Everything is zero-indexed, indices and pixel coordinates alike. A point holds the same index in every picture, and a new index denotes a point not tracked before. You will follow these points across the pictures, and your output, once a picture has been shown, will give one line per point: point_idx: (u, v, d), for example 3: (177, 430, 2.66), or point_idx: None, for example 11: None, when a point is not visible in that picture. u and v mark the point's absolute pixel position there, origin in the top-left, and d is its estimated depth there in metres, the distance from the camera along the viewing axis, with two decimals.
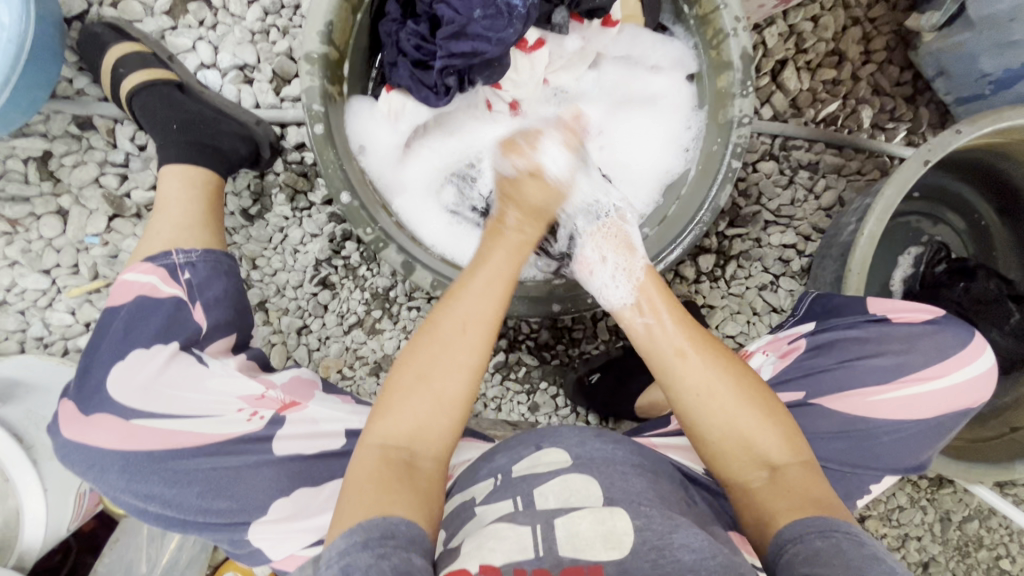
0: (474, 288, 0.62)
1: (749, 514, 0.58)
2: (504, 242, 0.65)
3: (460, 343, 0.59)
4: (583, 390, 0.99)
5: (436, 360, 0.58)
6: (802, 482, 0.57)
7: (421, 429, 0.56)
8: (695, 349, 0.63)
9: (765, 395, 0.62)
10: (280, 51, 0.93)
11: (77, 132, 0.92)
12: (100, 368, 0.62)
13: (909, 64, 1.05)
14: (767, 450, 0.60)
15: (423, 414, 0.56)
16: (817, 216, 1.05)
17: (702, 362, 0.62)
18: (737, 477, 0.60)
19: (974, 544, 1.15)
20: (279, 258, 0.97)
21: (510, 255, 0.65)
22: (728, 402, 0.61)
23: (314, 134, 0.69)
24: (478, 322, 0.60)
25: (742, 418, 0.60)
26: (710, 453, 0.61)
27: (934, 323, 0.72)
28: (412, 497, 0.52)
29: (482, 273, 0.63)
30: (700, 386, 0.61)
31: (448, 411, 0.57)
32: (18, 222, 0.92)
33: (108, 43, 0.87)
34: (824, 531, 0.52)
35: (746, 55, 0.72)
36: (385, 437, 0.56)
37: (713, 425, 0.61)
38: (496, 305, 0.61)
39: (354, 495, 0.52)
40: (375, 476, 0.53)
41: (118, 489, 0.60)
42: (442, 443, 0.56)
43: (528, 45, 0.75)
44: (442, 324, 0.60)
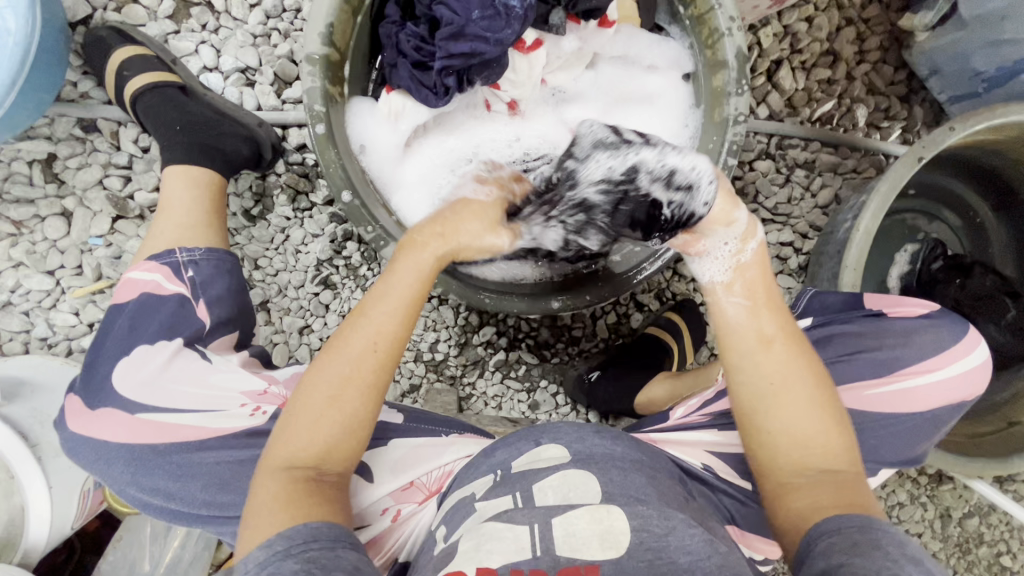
0: (379, 304, 0.58)
1: (788, 509, 0.57)
2: (413, 255, 0.60)
3: (367, 363, 0.56)
4: (583, 387, 1.00)
5: (345, 383, 0.56)
6: (847, 489, 0.57)
7: (330, 446, 0.55)
8: (783, 340, 0.61)
9: (830, 395, 0.60)
10: (281, 54, 0.94)
11: (81, 134, 0.93)
12: (105, 363, 0.63)
13: (903, 63, 1.06)
14: (820, 453, 0.58)
15: (332, 434, 0.55)
16: (815, 214, 1.06)
17: (786, 355, 0.60)
18: (776, 471, 0.59)
19: (975, 540, 1.16)
20: (281, 258, 0.98)
21: (421, 270, 0.60)
22: (798, 397, 0.59)
23: (316, 134, 0.70)
24: (386, 342, 0.57)
25: (812, 416, 0.59)
26: (758, 443, 0.60)
27: (927, 317, 0.73)
28: (330, 511, 0.53)
29: (386, 290, 0.58)
30: (774, 378, 0.59)
31: (357, 433, 0.57)
32: (23, 223, 0.93)
33: (113, 47, 0.88)
34: (862, 526, 0.51)
35: (741, 54, 0.73)
36: (292, 458, 0.54)
37: (773, 417, 0.59)
38: (405, 323, 0.58)
39: (262, 513, 0.52)
40: (285, 498, 0.52)
41: (123, 482, 0.61)
42: (348, 455, 0.56)
43: (525, 46, 0.76)
44: (351, 343, 0.57)
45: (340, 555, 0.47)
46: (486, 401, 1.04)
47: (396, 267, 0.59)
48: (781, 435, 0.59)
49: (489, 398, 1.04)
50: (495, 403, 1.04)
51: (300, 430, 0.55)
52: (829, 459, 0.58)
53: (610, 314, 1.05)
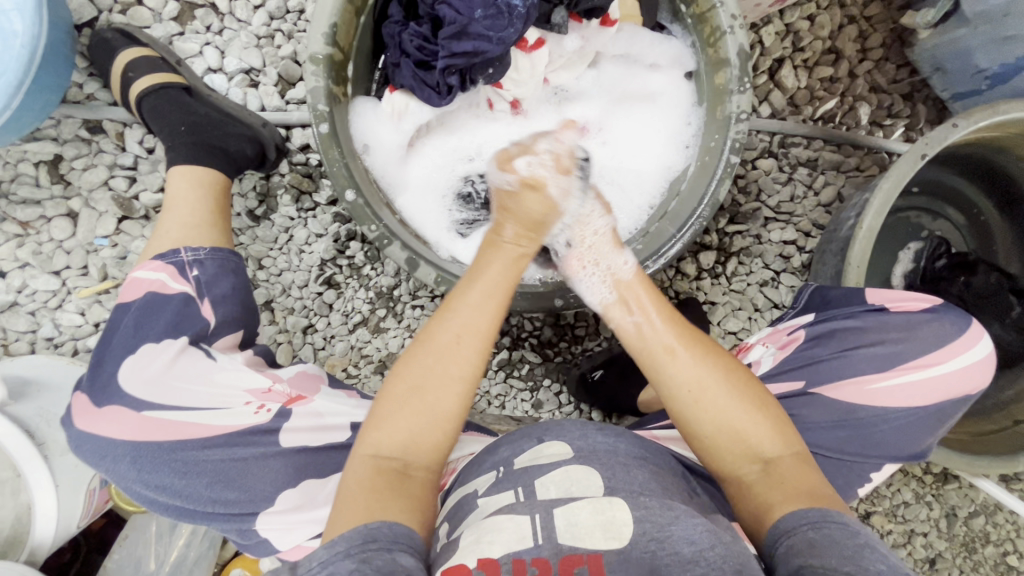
0: (470, 298, 0.60)
1: (747, 506, 0.57)
2: (502, 253, 0.64)
3: (454, 353, 0.58)
4: (587, 387, 1.00)
5: (430, 370, 0.58)
6: (797, 476, 0.57)
7: (415, 439, 0.56)
8: (684, 346, 0.63)
9: (752, 385, 0.61)
10: (285, 54, 0.95)
11: (87, 135, 0.93)
12: (111, 362, 0.64)
13: (905, 61, 1.06)
14: (760, 443, 0.59)
15: (417, 427, 0.56)
16: (817, 212, 1.06)
17: (691, 358, 0.62)
18: (732, 470, 0.59)
19: (981, 540, 1.15)
20: (285, 258, 0.99)
21: (510, 265, 0.64)
22: (717, 394, 0.60)
23: (319, 134, 0.70)
24: (473, 334, 0.59)
25: (732, 411, 0.59)
26: (707, 445, 0.60)
27: (930, 311, 0.73)
28: (405, 505, 0.52)
29: (481, 282, 0.62)
30: (689, 381, 0.61)
31: (448, 423, 0.57)
32: (30, 224, 0.94)
33: (118, 48, 0.89)
34: (818, 522, 0.51)
35: (744, 52, 0.73)
36: (380, 447, 0.56)
37: (705, 417, 0.60)
38: (493, 313, 0.60)
39: (347, 504, 0.52)
40: (371, 488, 0.53)
41: (128, 479, 0.61)
42: (433, 453, 0.57)
43: (528, 45, 0.77)
44: (437, 335, 0.59)
45: (346, 553, 0.46)
46: (489, 400, 1.04)
47: (488, 265, 0.63)
48: (717, 435, 0.59)
49: (493, 398, 1.04)
50: (498, 402, 1.04)
51: (394, 422, 0.56)
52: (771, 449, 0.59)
53: None
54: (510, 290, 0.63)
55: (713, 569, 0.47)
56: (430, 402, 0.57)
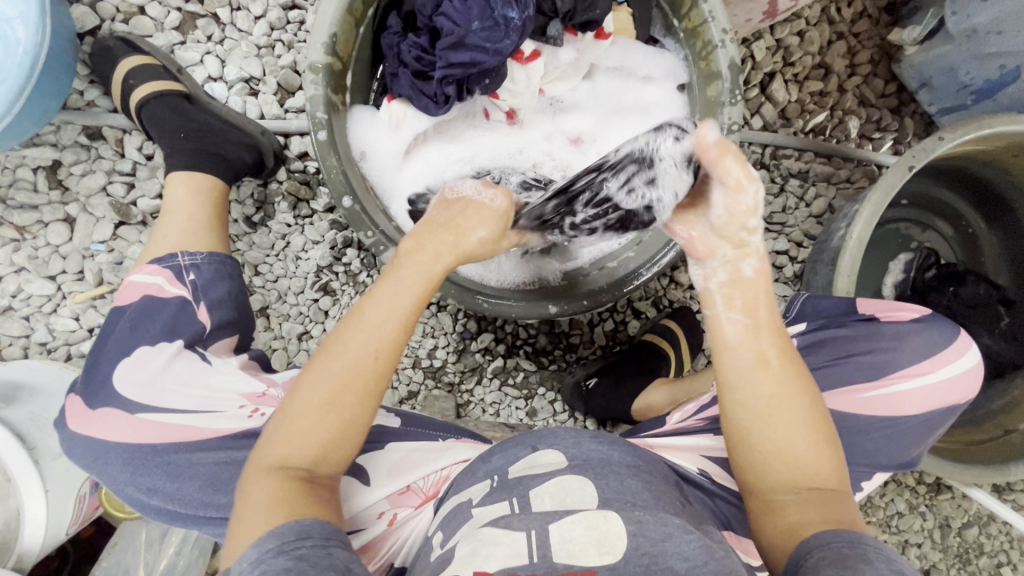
0: (373, 308, 0.57)
1: (773, 528, 0.56)
2: (404, 262, 0.60)
3: (364, 366, 0.55)
4: (581, 394, 1.00)
5: (343, 382, 0.55)
6: (833, 502, 0.55)
7: (321, 450, 0.54)
8: (778, 360, 0.57)
9: (820, 413, 0.57)
10: (285, 64, 0.96)
11: (87, 142, 0.94)
12: (106, 363, 0.64)
13: (893, 76, 1.09)
14: (810, 472, 0.56)
15: (326, 440, 0.54)
16: (808, 223, 1.08)
17: (782, 373, 0.57)
18: (769, 490, 0.57)
19: (975, 551, 1.15)
20: (282, 265, 0.99)
21: (414, 276, 0.59)
22: (786, 415, 0.56)
23: (317, 141, 0.71)
24: (385, 347, 0.56)
25: (795, 438, 0.56)
26: (746, 462, 0.58)
27: (920, 321, 0.74)
28: (319, 509, 0.52)
29: (388, 294, 0.58)
30: (761, 400, 0.57)
31: (350, 435, 0.55)
32: (26, 229, 0.94)
33: (121, 57, 0.90)
34: (851, 541, 0.50)
35: (734, 65, 0.75)
36: (285, 460, 0.53)
37: (762, 434, 0.57)
38: (400, 325, 0.57)
39: (253, 514, 0.51)
40: (280, 497, 0.51)
41: (121, 482, 0.61)
42: (340, 461, 0.55)
43: (524, 57, 0.78)
44: (347, 344, 0.56)
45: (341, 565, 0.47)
46: (484, 408, 1.04)
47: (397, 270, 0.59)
48: (771, 456, 0.57)
49: (487, 405, 1.04)
50: (493, 409, 1.05)
51: (299, 432, 0.54)
52: (819, 478, 0.56)
53: (606, 322, 1.05)
54: (417, 303, 0.59)
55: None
56: (338, 416, 0.54)
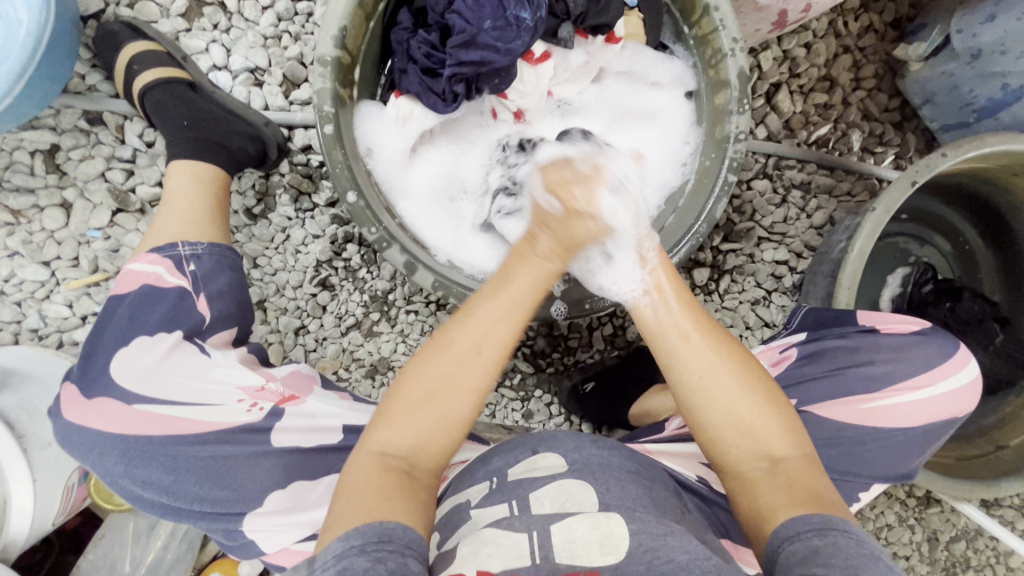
0: (489, 308, 0.60)
1: (746, 503, 0.58)
2: (528, 264, 0.63)
3: (472, 364, 0.58)
4: (577, 398, 1.02)
5: (448, 377, 0.58)
6: (800, 473, 0.58)
7: (421, 443, 0.57)
8: (698, 332, 0.63)
9: (766, 382, 0.61)
10: (291, 56, 0.95)
11: (86, 127, 0.93)
12: (104, 352, 0.63)
13: (897, 91, 1.09)
14: (768, 443, 0.59)
15: (424, 432, 0.57)
16: (809, 234, 1.08)
17: (704, 346, 0.62)
18: (736, 467, 0.59)
19: (962, 565, 1.16)
20: (280, 258, 0.98)
21: (534, 279, 0.62)
22: (731, 387, 0.60)
23: (324, 134, 0.71)
24: (494, 344, 0.59)
25: (743, 411, 0.60)
26: (713, 443, 0.61)
27: (921, 334, 0.75)
28: (407, 508, 0.51)
29: (503, 295, 0.61)
30: (702, 370, 0.61)
31: (455, 428, 0.58)
32: (21, 213, 0.93)
33: (125, 41, 0.89)
34: (820, 529, 0.51)
35: (744, 74, 0.75)
36: (383, 447, 0.56)
37: (715, 407, 0.60)
38: (514, 327, 0.61)
39: (348, 500, 0.52)
40: (374, 481, 0.53)
41: (115, 473, 0.60)
42: (440, 455, 0.58)
43: (534, 58, 0.78)
44: (455, 340, 0.59)
45: (361, 549, 0.46)
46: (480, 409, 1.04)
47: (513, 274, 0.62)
48: (735, 435, 0.60)
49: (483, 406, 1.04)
50: (489, 409, 1.04)
51: (403, 423, 0.57)
52: (784, 451, 0.59)
53: (605, 326, 1.05)
54: (533, 306, 0.62)
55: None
56: (442, 411, 0.57)
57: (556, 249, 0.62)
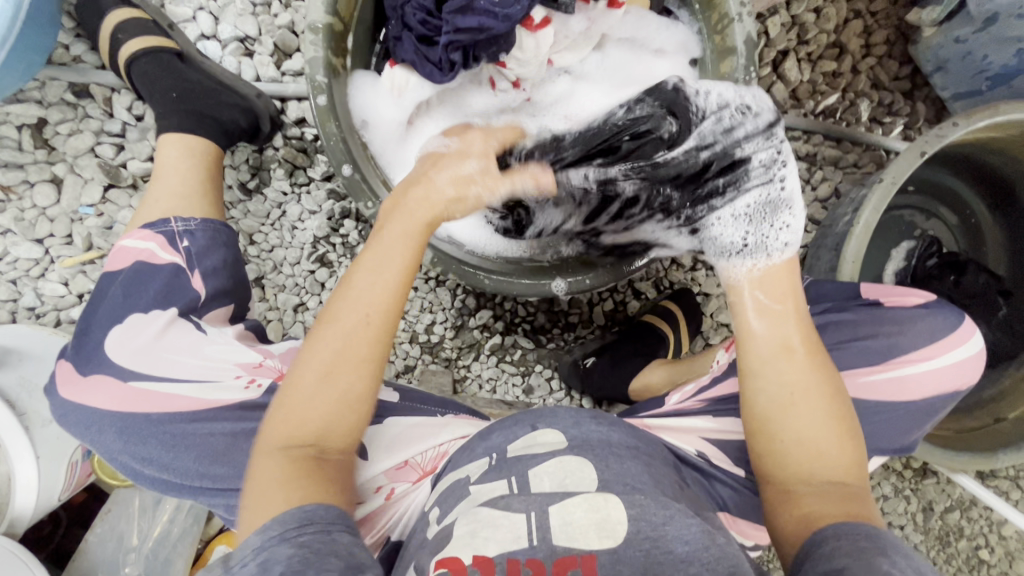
0: (363, 279, 0.56)
1: (792, 517, 0.57)
2: (397, 222, 0.59)
3: (357, 335, 0.55)
4: (579, 372, 1.00)
5: (339, 355, 0.55)
6: (850, 500, 0.57)
7: (329, 425, 0.54)
8: (804, 350, 0.62)
9: (842, 408, 0.60)
10: (282, 24, 0.92)
11: (73, 99, 0.90)
12: (99, 329, 0.62)
13: (908, 58, 1.06)
14: (825, 465, 0.58)
15: (325, 412, 0.54)
16: (814, 207, 1.06)
17: (805, 363, 0.61)
18: (794, 481, 0.59)
19: (955, 534, 1.18)
20: (277, 234, 0.97)
21: (405, 240, 0.59)
22: (811, 408, 0.59)
23: (317, 106, 0.69)
24: (376, 314, 0.56)
25: (815, 427, 0.59)
26: (765, 457, 0.60)
27: (925, 307, 0.74)
28: (332, 490, 0.52)
29: (377, 261, 0.57)
30: (785, 387, 0.60)
31: (353, 406, 0.55)
32: (11, 188, 0.91)
33: (107, 8, 0.85)
34: (867, 536, 0.51)
35: (750, 40, 0.73)
36: (289, 436, 0.53)
37: (788, 423, 0.60)
38: (393, 294, 0.57)
39: (259, 494, 0.51)
40: (284, 479, 0.51)
41: (114, 450, 0.60)
42: (350, 435, 0.56)
43: (533, 24, 0.73)
44: (345, 315, 0.55)
45: (281, 537, 0.47)
46: (481, 384, 1.04)
47: (376, 237, 0.59)
48: (793, 448, 0.59)
49: (484, 381, 1.04)
50: (490, 385, 1.04)
51: (302, 408, 0.54)
52: (838, 477, 0.58)
53: (606, 301, 1.05)
54: (408, 268, 0.58)
55: (708, 570, 0.47)
56: (340, 388, 0.54)
57: (433, 208, 0.61)
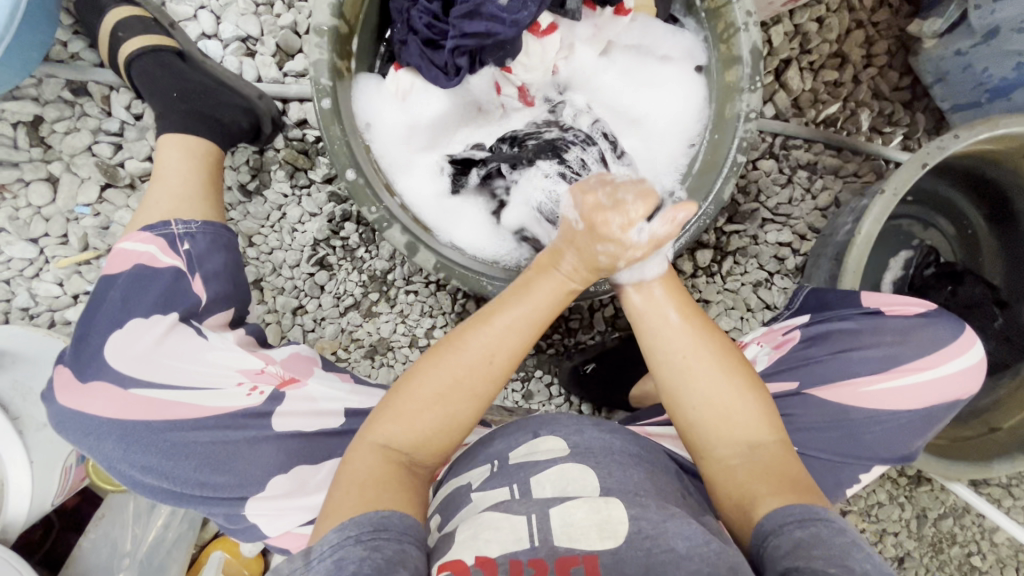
0: (507, 316, 0.60)
1: (726, 491, 0.57)
2: (550, 276, 0.62)
3: (481, 369, 0.58)
4: (578, 379, 1.00)
5: (459, 379, 0.57)
6: (776, 462, 0.58)
7: (427, 439, 0.57)
8: (688, 321, 0.63)
9: (744, 367, 0.62)
10: (284, 24, 0.91)
11: (70, 97, 0.89)
12: (97, 335, 0.61)
13: (908, 69, 1.07)
14: (744, 427, 0.59)
15: (433, 429, 0.57)
16: (814, 216, 1.07)
17: (688, 334, 0.62)
18: (715, 456, 0.59)
19: (948, 541, 1.19)
20: (277, 236, 0.96)
21: (554, 292, 0.61)
22: (708, 373, 0.60)
23: (321, 108, 0.68)
24: (503, 355, 0.59)
25: (720, 388, 0.60)
26: (686, 427, 0.61)
27: (925, 316, 0.74)
28: (398, 495, 0.52)
29: (523, 306, 0.60)
30: (680, 354, 0.61)
31: (456, 428, 0.58)
32: (5, 187, 0.89)
33: (107, 5, 0.84)
34: (802, 520, 0.50)
35: (756, 50, 0.73)
36: (388, 442, 0.56)
37: (694, 393, 0.60)
38: (526, 340, 0.60)
39: (347, 488, 0.52)
40: (372, 475, 0.53)
41: (113, 459, 0.60)
42: (442, 449, 0.58)
43: (540, 29, 0.74)
44: (471, 344, 0.58)
45: (353, 539, 0.47)
46: None
47: (533, 288, 0.61)
48: (712, 429, 0.60)
49: None
50: None
51: (412, 421, 0.57)
52: (758, 441, 0.59)
53: (607, 307, 1.04)
54: (540, 325, 0.61)
55: (707, 566, 0.47)
56: (448, 410, 0.57)
57: (583, 267, 0.61)
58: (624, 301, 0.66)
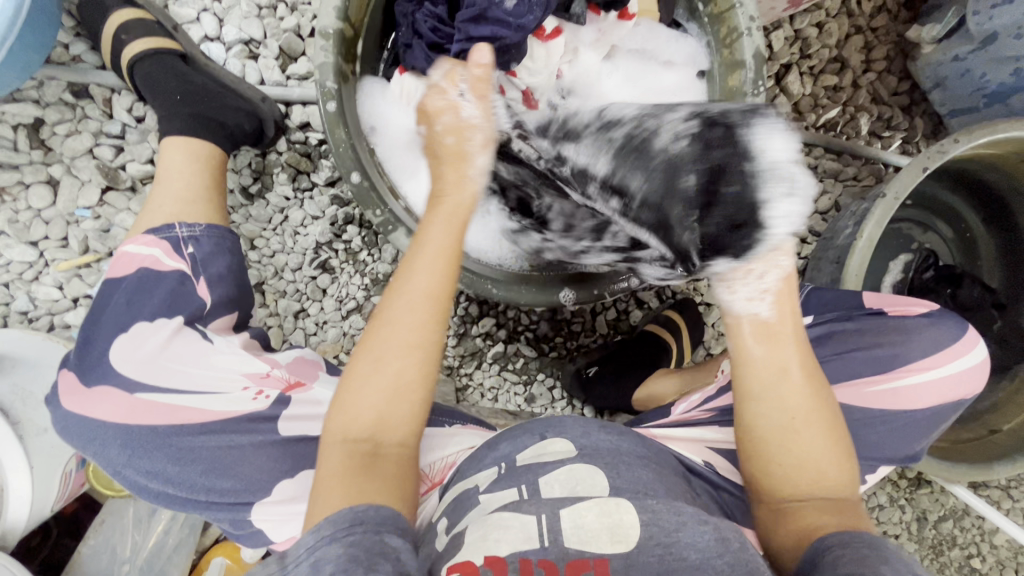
0: (417, 264, 0.59)
1: (789, 526, 0.58)
2: (442, 211, 0.62)
3: (408, 322, 0.57)
4: (581, 382, 0.99)
5: (388, 342, 0.56)
6: (840, 498, 0.59)
7: (382, 419, 0.56)
8: (803, 369, 0.61)
9: (837, 420, 0.61)
10: (287, 27, 0.91)
11: (71, 100, 0.88)
12: (102, 340, 0.61)
13: (906, 74, 1.08)
14: (829, 476, 0.59)
15: (383, 403, 0.56)
16: (814, 219, 1.08)
17: (806, 381, 0.60)
18: (788, 494, 0.59)
19: (948, 543, 1.19)
20: (278, 239, 0.95)
21: (448, 226, 0.61)
22: (807, 428, 0.59)
23: (326, 112, 0.67)
24: (429, 301, 0.58)
25: (811, 440, 0.59)
26: (765, 469, 0.60)
27: (928, 317, 0.75)
28: (384, 485, 0.52)
29: (422, 253, 0.59)
30: (797, 410, 0.59)
31: (413, 391, 0.57)
32: (5, 190, 0.89)
33: (110, 7, 0.84)
34: (868, 543, 0.52)
35: (760, 55, 0.73)
36: (346, 434, 0.55)
37: (791, 446, 0.59)
38: (444, 279, 0.59)
39: (325, 488, 0.52)
40: (343, 470, 0.52)
41: (119, 464, 0.59)
42: (406, 429, 0.57)
43: (545, 34, 0.74)
44: (393, 308, 0.58)
45: (332, 537, 0.47)
46: (482, 393, 1.03)
47: (426, 232, 0.61)
48: (791, 468, 0.59)
49: (486, 390, 1.03)
50: (491, 395, 1.03)
51: (356, 400, 0.56)
52: (835, 487, 0.59)
53: (609, 311, 1.05)
54: (454, 255, 0.60)
55: (720, 573, 0.47)
56: (392, 380, 0.56)
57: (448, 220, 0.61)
58: (731, 338, 0.62)
